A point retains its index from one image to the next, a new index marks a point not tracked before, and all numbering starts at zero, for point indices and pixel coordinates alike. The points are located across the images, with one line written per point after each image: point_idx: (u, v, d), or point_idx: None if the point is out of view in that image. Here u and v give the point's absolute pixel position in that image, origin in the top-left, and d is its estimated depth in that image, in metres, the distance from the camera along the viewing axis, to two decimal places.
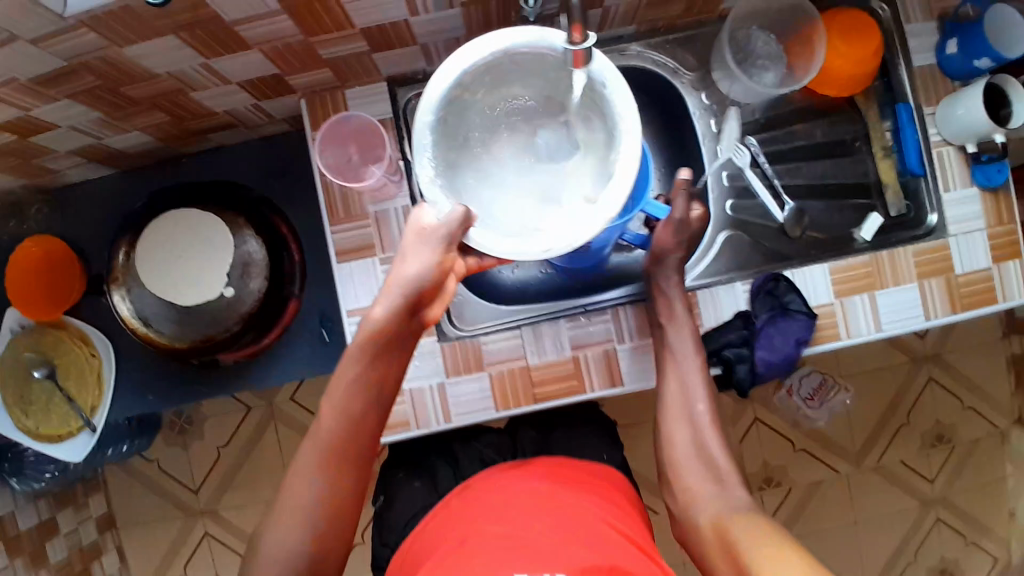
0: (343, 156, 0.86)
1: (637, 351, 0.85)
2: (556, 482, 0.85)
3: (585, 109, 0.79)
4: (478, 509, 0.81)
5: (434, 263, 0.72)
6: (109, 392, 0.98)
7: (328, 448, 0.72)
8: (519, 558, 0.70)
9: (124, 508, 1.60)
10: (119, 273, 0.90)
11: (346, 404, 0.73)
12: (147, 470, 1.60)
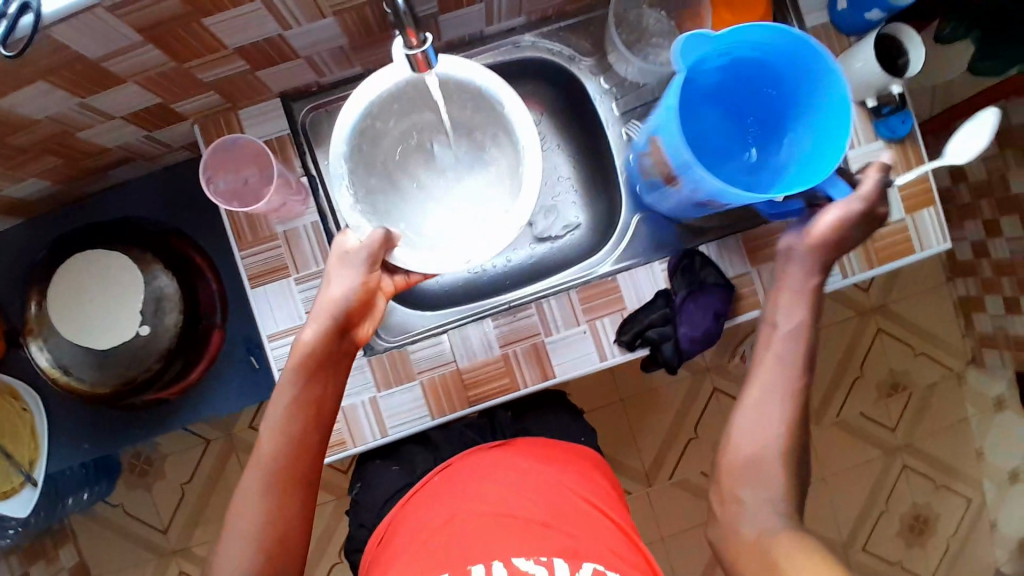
0: (239, 180, 0.86)
1: (565, 341, 0.85)
2: (541, 460, 0.82)
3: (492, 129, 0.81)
4: (460, 488, 0.78)
5: (358, 284, 0.71)
6: (44, 442, 0.95)
7: (273, 475, 0.69)
8: (518, 544, 0.69)
9: (95, 555, 1.57)
10: (34, 325, 0.88)
11: (286, 431, 0.70)
12: (113, 515, 1.57)
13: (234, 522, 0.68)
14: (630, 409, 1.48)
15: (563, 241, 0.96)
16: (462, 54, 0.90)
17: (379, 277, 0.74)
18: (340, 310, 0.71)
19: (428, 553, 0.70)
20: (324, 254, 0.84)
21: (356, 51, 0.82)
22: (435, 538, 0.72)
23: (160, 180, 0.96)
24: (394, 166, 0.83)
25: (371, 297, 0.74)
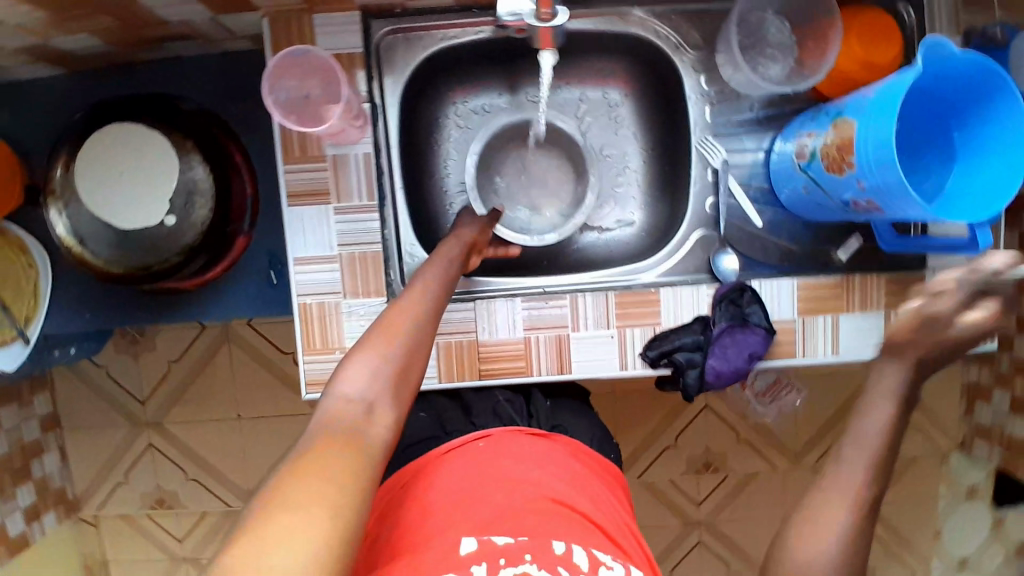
0: (300, 92, 0.79)
1: (591, 340, 0.82)
2: (583, 463, 0.76)
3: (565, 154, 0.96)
4: (513, 461, 0.70)
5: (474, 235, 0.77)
6: (43, 304, 0.93)
7: (438, 303, 0.63)
8: (590, 535, 0.61)
9: (70, 408, 1.60)
10: (57, 188, 0.84)
11: (446, 281, 0.66)
12: (95, 375, 1.58)
13: (381, 325, 0.56)
14: (620, 405, 1.47)
15: (615, 235, 0.92)
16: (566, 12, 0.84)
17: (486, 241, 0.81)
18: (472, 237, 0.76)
19: (484, 516, 0.61)
20: (369, 189, 0.80)
21: None
22: (472, 501, 0.63)
23: (216, 65, 0.92)
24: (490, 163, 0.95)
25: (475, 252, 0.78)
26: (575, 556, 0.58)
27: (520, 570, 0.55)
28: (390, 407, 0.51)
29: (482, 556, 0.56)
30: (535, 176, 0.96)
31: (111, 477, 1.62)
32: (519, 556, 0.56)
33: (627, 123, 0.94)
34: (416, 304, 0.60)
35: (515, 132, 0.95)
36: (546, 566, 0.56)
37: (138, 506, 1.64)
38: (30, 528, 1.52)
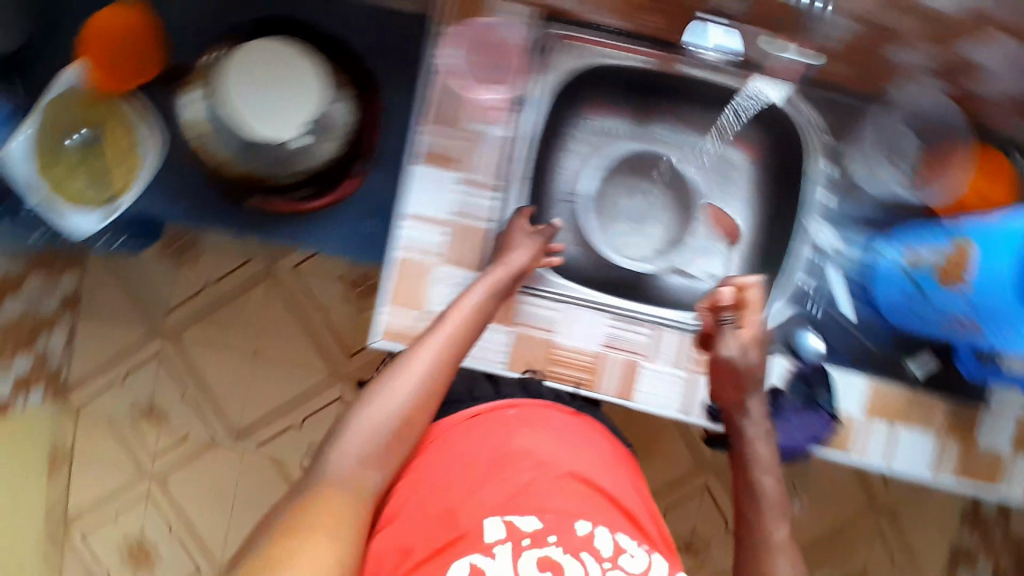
0: (465, 63, 0.81)
1: (661, 375, 0.83)
2: (609, 442, 0.78)
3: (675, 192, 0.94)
4: (542, 434, 0.72)
5: (532, 253, 0.81)
6: (145, 179, 0.90)
7: (453, 354, 0.70)
8: (612, 518, 0.66)
9: (93, 294, 1.58)
10: (207, 78, 0.89)
11: (469, 327, 0.73)
12: (130, 271, 1.58)
13: (401, 363, 0.68)
14: None
15: (703, 284, 0.91)
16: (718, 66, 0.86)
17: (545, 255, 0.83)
18: (523, 266, 0.80)
19: (509, 489, 0.65)
20: (497, 170, 0.83)
21: (632, 8, 0.77)
22: (499, 472, 0.67)
23: (375, 17, 0.92)
24: (601, 185, 0.93)
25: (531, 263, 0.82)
26: (599, 539, 0.62)
27: (544, 552, 0.59)
28: (387, 453, 0.63)
29: (504, 539, 0.60)
30: (637, 209, 0.94)
31: (110, 373, 1.60)
32: (543, 539, 0.61)
33: (740, 182, 0.93)
34: (429, 360, 0.68)
35: (629, 160, 0.93)
36: (569, 551, 0.60)
37: (125, 410, 1.61)
38: (14, 398, 1.48)
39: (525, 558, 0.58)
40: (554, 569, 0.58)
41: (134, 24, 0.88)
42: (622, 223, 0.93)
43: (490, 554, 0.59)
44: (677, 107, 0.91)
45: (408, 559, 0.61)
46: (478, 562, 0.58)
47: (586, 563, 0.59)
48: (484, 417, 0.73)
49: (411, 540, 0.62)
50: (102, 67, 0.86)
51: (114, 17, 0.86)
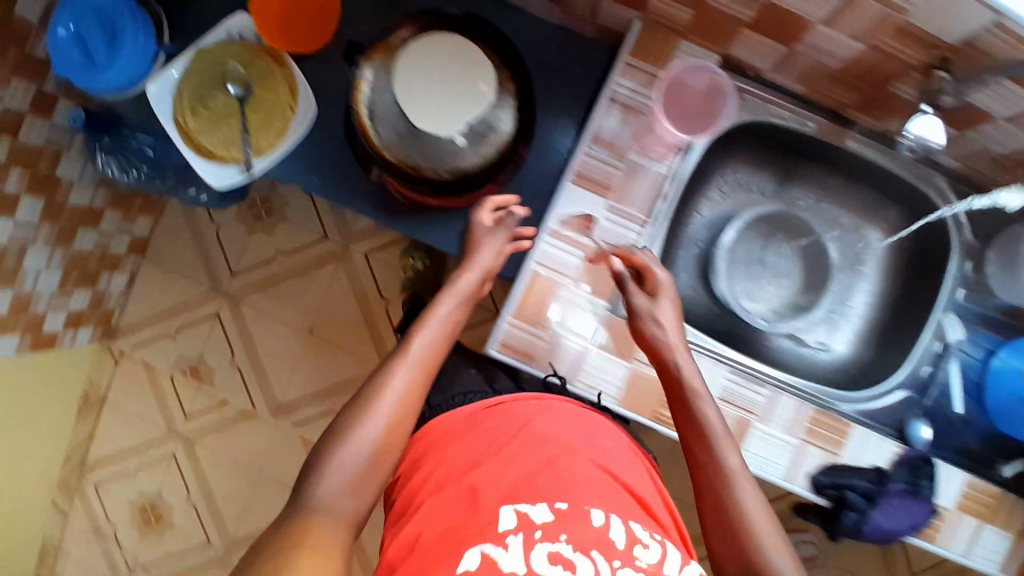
0: (642, 96, 0.82)
1: (772, 439, 0.81)
2: (619, 437, 0.79)
3: (801, 255, 0.94)
4: (548, 425, 0.74)
5: (505, 248, 0.80)
6: (285, 148, 0.93)
7: (419, 377, 0.71)
8: (625, 512, 0.67)
9: (161, 244, 1.60)
10: (379, 58, 0.87)
11: (435, 341, 0.73)
12: (205, 228, 1.59)
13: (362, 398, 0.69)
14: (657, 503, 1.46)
15: (816, 350, 0.91)
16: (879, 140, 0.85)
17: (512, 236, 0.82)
18: (490, 265, 0.79)
19: (516, 480, 0.67)
20: (647, 205, 0.82)
21: (817, 74, 0.78)
22: (502, 459, 0.70)
23: (545, 30, 0.91)
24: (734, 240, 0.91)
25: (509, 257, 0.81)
26: (613, 530, 0.63)
27: (556, 547, 0.60)
28: (354, 489, 0.64)
29: (517, 530, 0.61)
30: (761, 265, 0.94)
31: (162, 325, 1.62)
32: (555, 534, 0.61)
33: (871, 259, 0.92)
34: (399, 388, 0.69)
35: (764, 221, 0.92)
36: (578, 547, 0.60)
37: (167, 364, 1.63)
38: (63, 334, 1.48)
39: (538, 551, 0.59)
40: (566, 564, 0.58)
41: None
42: (745, 278, 0.93)
43: (501, 546, 0.60)
44: (820, 174, 0.89)
45: (438, 539, 0.64)
46: (488, 555, 0.59)
47: (596, 559, 0.59)
48: (499, 407, 0.77)
49: (443, 530, 0.65)
50: (283, 31, 0.91)
51: None
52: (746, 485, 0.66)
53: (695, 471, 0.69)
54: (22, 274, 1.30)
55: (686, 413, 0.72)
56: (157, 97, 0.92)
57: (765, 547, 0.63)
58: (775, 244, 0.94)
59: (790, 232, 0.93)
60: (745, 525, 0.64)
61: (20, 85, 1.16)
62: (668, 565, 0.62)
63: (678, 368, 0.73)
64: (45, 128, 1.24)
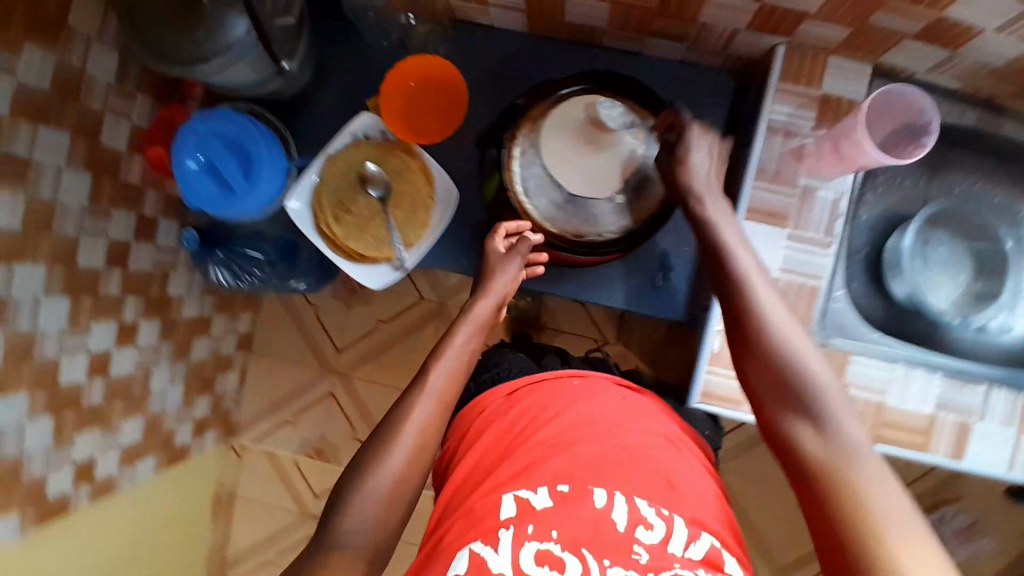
0: (800, 121, 0.82)
1: (994, 436, 0.82)
2: (647, 404, 0.87)
3: (978, 241, 0.90)
4: (583, 410, 0.82)
5: (515, 275, 0.84)
6: (431, 239, 0.94)
7: (438, 409, 0.74)
8: (648, 492, 0.74)
9: (266, 334, 1.67)
10: (524, 132, 0.87)
11: (453, 371, 0.77)
12: (305, 314, 1.65)
13: (390, 422, 0.72)
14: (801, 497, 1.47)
15: (1013, 335, 0.88)
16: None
17: (520, 268, 0.85)
18: (506, 291, 0.83)
19: (549, 469, 0.76)
20: (828, 228, 0.82)
21: (978, 70, 0.77)
22: (526, 445, 0.79)
23: (665, 71, 0.93)
24: (908, 246, 0.88)
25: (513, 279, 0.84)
26: (615, 512, 0.72)
27: (545, 545, 0.69)
28: (391, 515, 0.68)
29: (515, 521, 0.71)
30: (938, 260, 0.91)
31: (280, 414, 1.68)
32: (546, 533, 0.70)
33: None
34: (419, 419, 0.72)
35: (935, 215, 0.89)
36: (568, 545, 0.70)
37: (290, 449, 1.68)
38: (193, 443, 1.51)
39: (527, 547, 0.69)
40: (554, 563, 0.68)
41: (434, 74, 0.90)
42: (916, 271, 0.90)
43: (491, 545, 0.70)
44: (968, 159, 0.88)
45: (472, 520, 0.74)
46: (478, 552, 0.70)
47: (586, 556, 0.69)
48: (536, 385, 0.88)
49: (462, 509, 0.76)
50: (410, 126, 0.91)
51: (412, 70, 0.89)
52: (796, 337, 0.67)
53: (737, 338, 0.69)
54: (152, 397, 1.31)
55: (728, 286, 0.71)
56: (300, 214, 0.91)
57: (822, 390, 0.64)
58: (949, 235, 0.90)
59: (964, 221, 0.90)
60: (806, 373, 0.64)
61: (123, 214, 1.10)
62: (671, 544, 0.71)
63: (718, 238, 0.73)
64: (151, 253, 1.20)
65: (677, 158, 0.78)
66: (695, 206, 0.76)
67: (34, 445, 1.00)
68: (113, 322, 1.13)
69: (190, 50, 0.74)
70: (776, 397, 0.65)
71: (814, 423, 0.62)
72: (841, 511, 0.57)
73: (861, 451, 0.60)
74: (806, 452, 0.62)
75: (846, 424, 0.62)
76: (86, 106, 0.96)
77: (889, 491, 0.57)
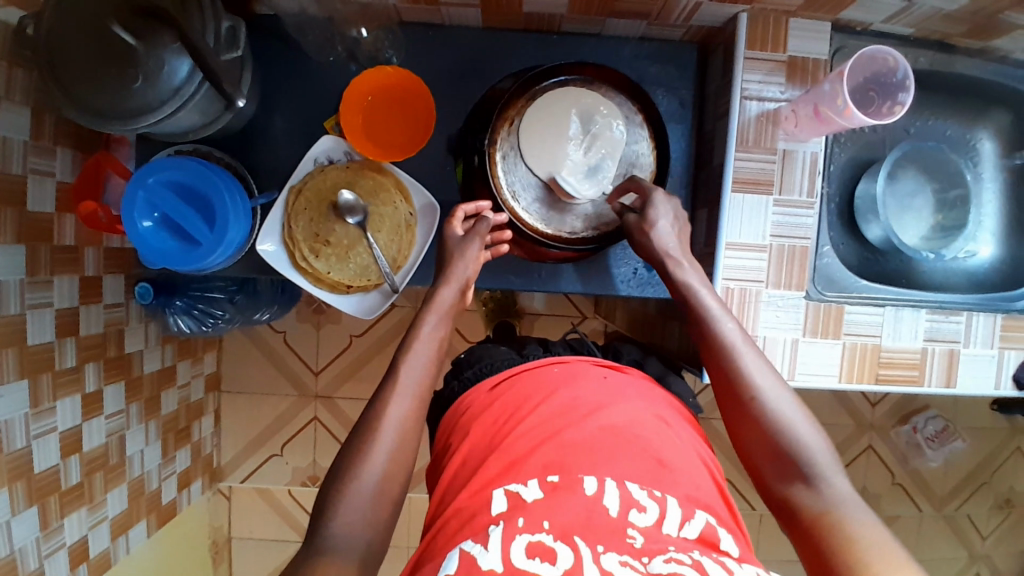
0: (771, 87, 0.83)
1: (975, 357, 0.90)
2: (631, 381, 0.80)
3: (933, 175, 0.97)
4: (567, 394, 0.75)
5: (475, 259, 0.81)
6: (420, 254, 0.91)
7: (416, 405, 0.71)
8: (641, 470, 0.65)
9: (234, 370, 1.58)
10: (502, 131, 0.85)
11: (426, 367, 0.73)
12: (272, 342, 1.57)
13: (363, 423, 0.68)
14: None
15: (972, 259, 0.96)
16: (971, 57, 0.89)
17: (479, 250, 0.82)
18: (468, 276, 0.80)
19: (540, 458, 0.67)
20: (810, 186, 0.84)
21: (927, 16, 0.81)
22: (508, 439, 0.71)
23: (627, 50, 0.93)
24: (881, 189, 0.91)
25: (472, 261, 0.81)
26: (606, 498, 0.62)
27: (537, 537, 0.59)
28: (359, 528, 0.63)
29: (506, 516, 0.61)
30: (901, 197, 0.97)
31: (266, 447, 1.60)
32: (537, 524, 0.60)
33: (988, 161, 0.96)
34: (398, 417, 0.68)
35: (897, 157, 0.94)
36: (561, 535, 0.59)
37: (282, 481, 1.61)
38: (180, 496, 1.42)
39: (518, 541, 0.58)
40: (545, 556, 0.57)
41: (391, 84, 0.88)
42: (887, 212, 0.93)
43: (482, 542, 0.59)
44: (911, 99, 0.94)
45: (458, 528, 0.64)
46: (469, 551, 0.59)
47: (578, 544, 0.58)
48: (515, 377, 0.80)
49: (448, 511, 0.67)
50: (378, 143, 0.89)
51: (370, 83, 0.87)
52: (787, 403, 0.67)
53: (725, 398, 0.70)
54: (130, 460, 1.21)
55: (716, 348, 0.71)
56: (275, 255, 0.88)
57: (812, 448, 0.64)
58: (906, 172, 0.96)
59: (918, 159, 0.96)
60: (795, 434, 0.65)
61: (65, 280, 1.00)
62: (666, 525, 0.61)
63: (700, 303, 0.73)
64: (100, 312, 1.09)
65: (642, 221, 0.79)
66: (674, 270, 0.76)
67: (24, 537, 0.93)
68: (77, 394, 1.03)
69: (139, 104, 0.71)
70: (771, 458, 0.65)
71: (808, 481, 0.63)
72: (841, 563, 0.57)
73: (853, 506, 0.61)
74: (800, 510, 0.62)
75: (836, 479, 0.62)
76: (5, 174, 0.86)
77: (885, 540, 0.57)
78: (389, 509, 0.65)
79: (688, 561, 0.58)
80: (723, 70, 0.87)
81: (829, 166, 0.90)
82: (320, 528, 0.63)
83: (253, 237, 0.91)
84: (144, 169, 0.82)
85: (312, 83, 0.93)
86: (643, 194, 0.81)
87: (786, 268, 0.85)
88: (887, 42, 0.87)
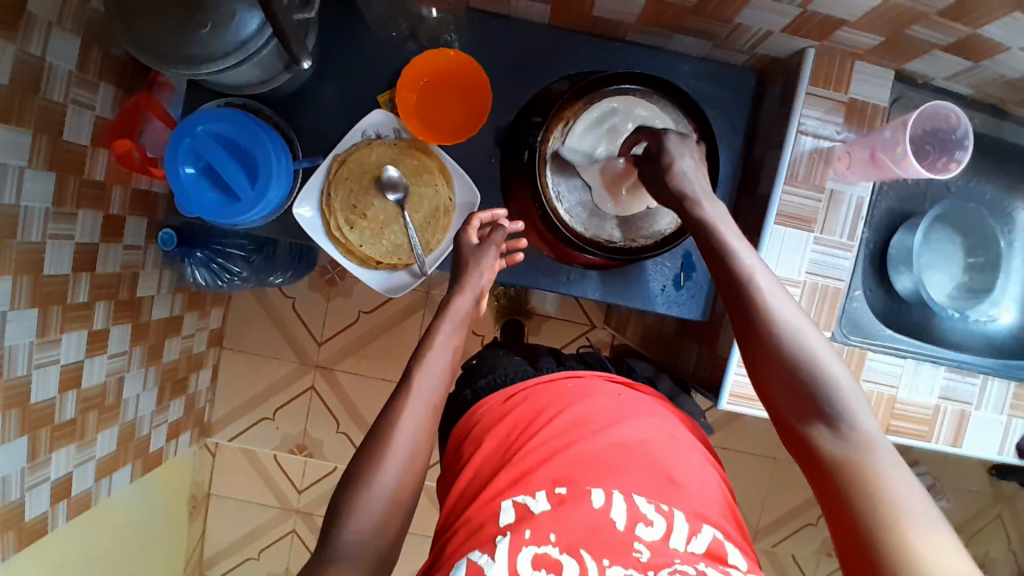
0: (827, 126, 0.84)
1: (986, 421, 0.91)
2: (646, 398, 0.79)
3: (970, 235, 0.97)
4: (580, 409, 0.74)
5: (491, 266, 0.81)
6: (452, 242, 0.90)
7: (429, 413, 0.70)
8: (653, 484, 0.65)
9: (237, 329, 1.58)
10: (555, 132, 0.86)
11: (441, 377, 0.73)
12: (280, 305, 1.57)
13: (378, 426, 0.68)
14: (777, 467, 1.57)
15: (996, 324, 0.97)
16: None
17: (494, 260, 0.82)
18: (484, 285, 0.80)
19: (548, 472, 0.66)
20: (851, 229, 0.85)
21: (989, 80, 0.81)
22: (520, 451, 0.70)
23: (687, 68, 0.93)
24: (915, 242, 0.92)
25: (487, 271, 0.81)
26: (613, 511, 0.62)
27: (543, 549, 0.59)
28: (366, 521, 0.62)
29: (513, 527, 0.62)
30: (936, 251, 0.97)
31: (258, 410, 1.59)
32: (544, 535, 0.60)
33: (1022, 230, 0.96)
34: (411, 425, 0.68)
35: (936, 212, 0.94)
36: (567, 548, 0.60)
37: (269, 446, 1.60)
38: (167, 446, 1.41)
39: (524, 553, 0.59)
40: (551, 567, 0.58)
41: (450, 68, 0.87)
42: (919, 265, 0.94)
43: (489, 552, 0.60)
44: None
45: (467, 537, 0.64)
46: (476, 560, 0.59)
47: (584, 556, 0.59)
48: (528, 390, 0.79)
49: (458, 521, 0.67)
50: (429, 125, 0.89)
51: (428, 65, 0.87)
52: (811, 338, 0.64)
53: (748, 340, 0.67)
54: (124, 404, 1.20)
55: (735, 283, 0.68)
56: (310, 222, 0.88)
57: (838, 389, 0.62)
58: (944, 227, 0.97)
59: (957, 217, 0.96)
60: (819, 374, 0.62)
61: (89, 215, 0.99)
62: (672, 539, 0.62)
63: (719, 240, 0.70)
64: (118, 253, 1.08)
65: (662, 168, 0.76)
66: (692, 209, 0.73)
67: (11, 467, 0.92)
68: (84, 330, 1.02)
69: (202, 50, 0.70)
70: (791, 398, 0.63)
71: (830, 423, 0.61)
72: (862, 509, 0.56)
73: (879, 447, 0.59)
74: (821, 452, 0.61)
75: (861, 420, 0.60)
76: (48, 101, 0.85)
77: (909, 491, 0.56)
78: (397, 496, 0.65)
79: (693, 573, 0.59)
80: (781, 102, 0.87)
81: (871, 213, 0.90)
82: (330, 527, 0.63)
83: (291, 200, 0.90)
84: (193, 117, 0.82)
85: (370, 55, 0.92)
86: (656, 140, 0.77)
87: (815, 308, 0.85)
88: (945, 97, 0.87)
